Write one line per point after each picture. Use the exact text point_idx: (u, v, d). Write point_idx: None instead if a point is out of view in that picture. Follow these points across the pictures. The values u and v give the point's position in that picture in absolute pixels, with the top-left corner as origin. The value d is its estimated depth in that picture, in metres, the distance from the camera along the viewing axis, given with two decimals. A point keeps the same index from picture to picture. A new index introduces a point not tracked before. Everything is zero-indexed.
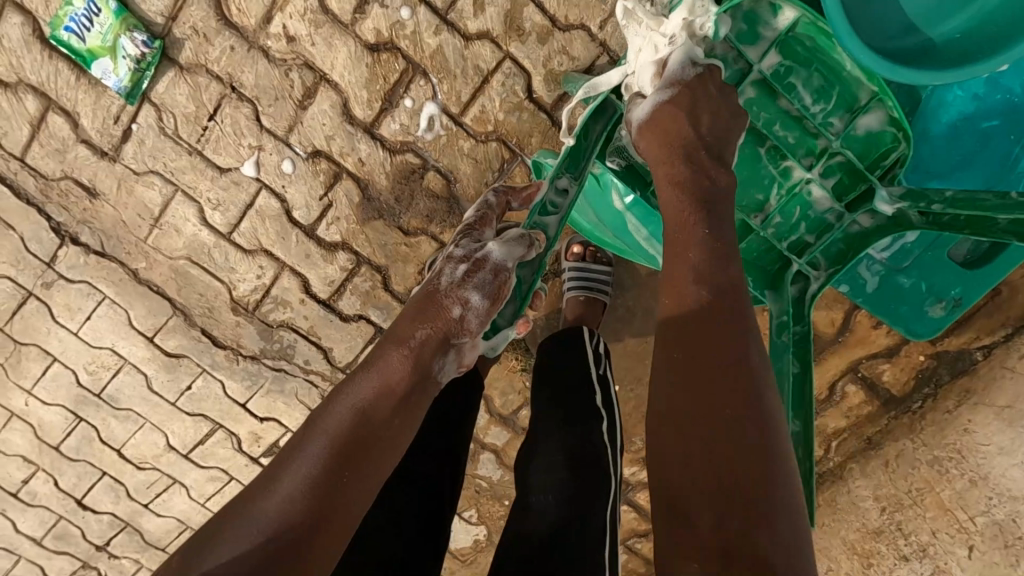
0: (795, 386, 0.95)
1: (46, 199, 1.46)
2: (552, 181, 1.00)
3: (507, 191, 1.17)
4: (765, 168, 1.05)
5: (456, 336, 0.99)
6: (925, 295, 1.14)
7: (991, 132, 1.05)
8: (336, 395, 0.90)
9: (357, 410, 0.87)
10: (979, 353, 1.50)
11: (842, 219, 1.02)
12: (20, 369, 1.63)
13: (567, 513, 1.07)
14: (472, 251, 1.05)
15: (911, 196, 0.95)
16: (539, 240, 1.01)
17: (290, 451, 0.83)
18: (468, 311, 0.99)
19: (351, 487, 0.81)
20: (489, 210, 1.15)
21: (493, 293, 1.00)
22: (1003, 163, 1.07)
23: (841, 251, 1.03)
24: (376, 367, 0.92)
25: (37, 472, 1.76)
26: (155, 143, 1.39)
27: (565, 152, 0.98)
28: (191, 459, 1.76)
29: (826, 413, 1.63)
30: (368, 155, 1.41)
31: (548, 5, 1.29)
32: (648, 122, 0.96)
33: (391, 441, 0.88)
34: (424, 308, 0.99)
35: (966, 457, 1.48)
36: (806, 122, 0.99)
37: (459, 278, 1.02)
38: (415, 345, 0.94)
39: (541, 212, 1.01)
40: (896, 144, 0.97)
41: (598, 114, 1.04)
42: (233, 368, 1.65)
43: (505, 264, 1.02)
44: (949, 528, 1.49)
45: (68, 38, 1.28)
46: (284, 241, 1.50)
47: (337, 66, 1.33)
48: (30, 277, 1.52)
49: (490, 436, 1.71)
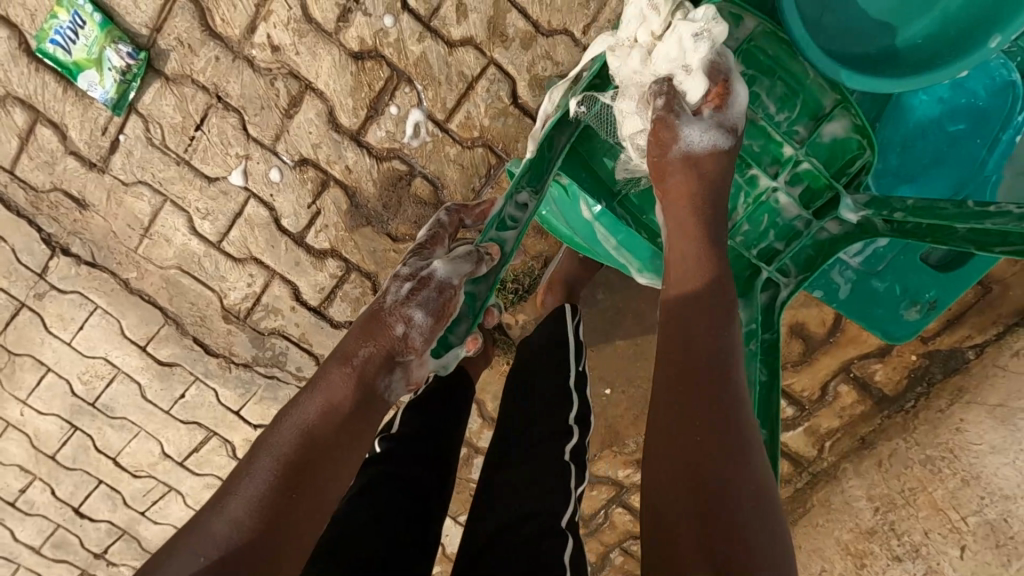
0: (762, 392, 0.95)
1: (36, 211, 1.47)
2: (510, 195, 0.97)
3: (460, 209, 1.15)
4: (732, 177, 1.05)
5: (401, 353, 0.95)
6: (899, 298, 1.14)
7: (959, 136, 1.05)
8: (281, 417, 0.88)
9: (303, 429, 0.85)
10: (971, 351, 1.50)
11: (810, 225, 1.01)
12: (15, 380, 1.64)
13: (541, 502, 1.00)
14: (418, 268, 1.02)
15: (875, 203, 0.95)
16: (492, 254, 0.98)
17: (237, 473, 0.82)
18: (411, 329, 0.95)
19: (303, 502, 0.80)
20: (441, 229, 1.12)
21: (438, 311, 0.97)
22: (974, 167, 1.06)
23: (810, 257, 1.02)
24: (321, 385, 0.91)
25: (34, 482, 1.76)
26: (143, 154, 1.40)
27: (526, 164, 0.96)
28: (186, 467, 1.76)
29: (819, 414, 1.62)
30: (355, 162, 1.41)
31: (531, 11, 1.29)
32: (691, 158, 0.96)
33: (342, 454, 0.87)
34: (369, 324, 0.97)
35: (958, 456, 1.48)
36: (770, 131, 1.00)
37: (403, 296, 0.98)
38: (360, 361, 0.93)
39: (499, 226, 0.98)
40: (861, 151, 0.96)
41: (564, 124, 1.01)
42: (226, 376, 1.65)
43: (450, 281, 0.99)
44: (942, 528, 1.49)
45: (54, 51, 1.29)
46: (274, 249, 1.50)
47: (322, 74, 1.34)
48: (22, 288, 1.53)
49: (483, 440, 1.72)
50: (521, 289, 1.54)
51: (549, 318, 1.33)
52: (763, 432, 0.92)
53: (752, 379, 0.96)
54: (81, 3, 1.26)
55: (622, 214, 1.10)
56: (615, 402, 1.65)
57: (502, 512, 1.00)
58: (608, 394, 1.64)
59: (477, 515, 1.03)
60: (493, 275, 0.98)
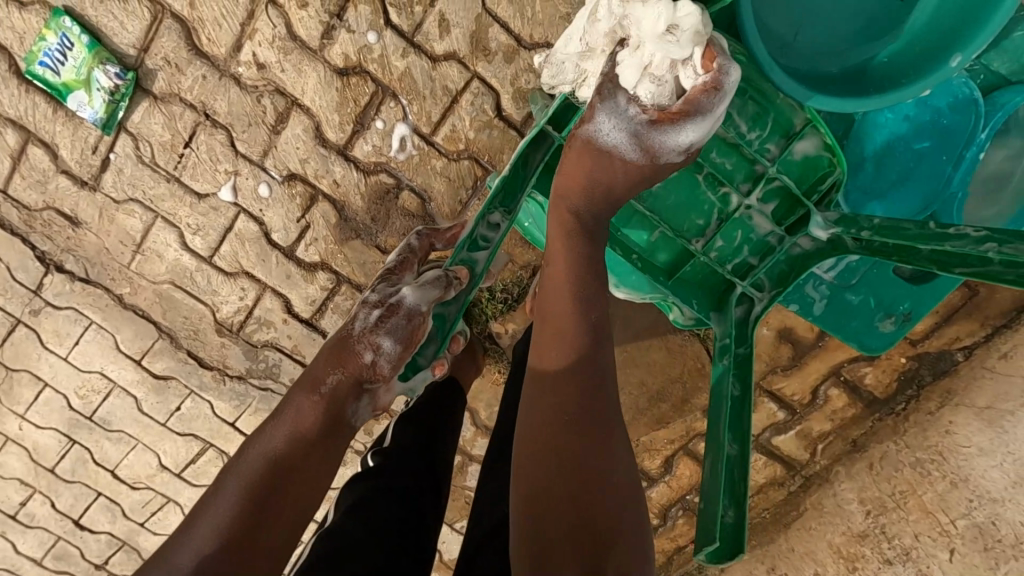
0: (734, 409, 0.97)
1: (30, 229, 1.49)
2: (483, 216, 0.97)
3: (431, 234, 1.22)
4: (705, 195, 1.06)
5: (369, 380, 1.01)
6: (874, 311, 1.14)
7: (924, 153, 1.06)
8: (250, 444, 0.92)
9: (271, 453, 0.89)
10: (959, 354, 1.50)
11: (782, 242, 1.03)
12: (13, 395, 1.66)
13: None
14: (387, 295, 1.09)
15: (844, 221, 0.96)
16: (461, 278, 1.02)
17: (207, 498, 0.85)
18: (379, 357, 1.02)
19: (270, 522, 0.82)
20: (410, 254, 1.20)
21: (405, 338, 1.03)
22: (939, 184, 1.07)
23: (783, 272, 1.05)
24: (288, 411, 0.95)
25: (34, 495, 1.78)
26: (134, 171, 1.42)
27: (498, 185, 0.95)
28: (184, 478, 1.78)
29: (810, 417, 1.62)
30: (343, 176, 1.43)
31: (512, 25, 1.31)
32: (592, 145, 0.92)
33: (311, 475, 0.90)
34: (338, 351, 1.02)
35: (947, 459, 1.49)
36: (742, 150, 1.01)
37: (372, 324, 1.04)
38: (328, 389, 0.97)
39: (471, 246, 0.99)
40: (831, 169, 0.98)
41: (537, 143, 1.02)
42: (221, 389, 1.67)
43: (419, 307, 1.04)
44: (931, 531, 1.50)
45: (44, 73, 1.31)
46: (265, 263, 1.51)
47: (308, 91, 1.35)
48: (18, 304, 1.55)
49: (477, 448, 1.73)
50: (511, 299, 1.55)
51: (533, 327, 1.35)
52: (734, 449, 0.94)
53: (725, 395, 0.99)
54: (69, 25, 1.27)
55: None
56: None
57: (495, 514, 1.03)
58: None
59: (472, 520, 1.06)
60: (460, 298, 1.04)
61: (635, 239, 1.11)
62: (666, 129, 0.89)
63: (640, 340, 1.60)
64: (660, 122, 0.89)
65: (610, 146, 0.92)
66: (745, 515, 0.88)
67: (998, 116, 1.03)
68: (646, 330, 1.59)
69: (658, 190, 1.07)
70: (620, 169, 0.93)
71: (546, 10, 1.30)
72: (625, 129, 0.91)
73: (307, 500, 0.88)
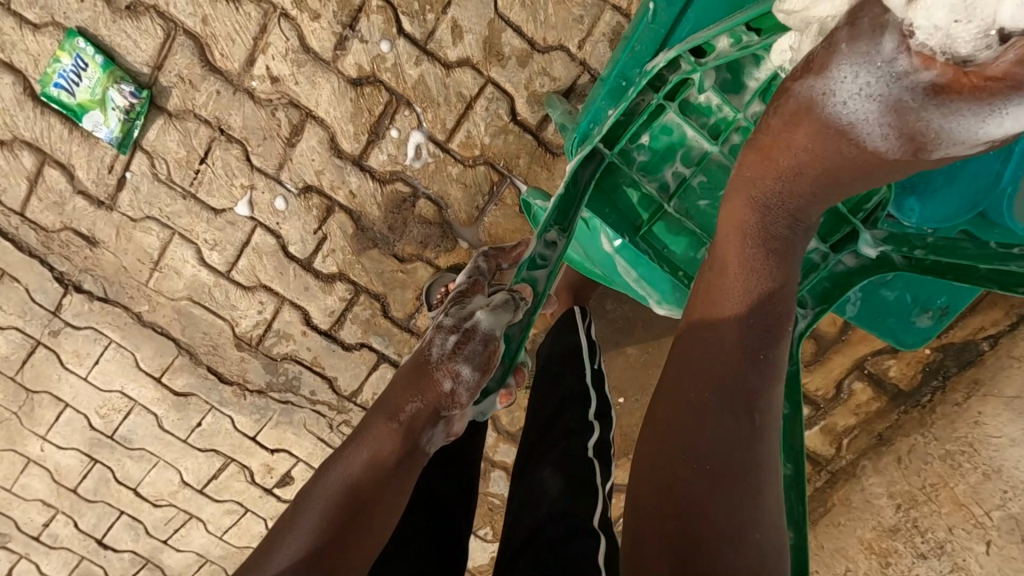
0: (786, 428, 0.92)
1: (47, 251, 1.49)
2: (539, 234, 0.96)
3: (496, 253, 1.15)
4: None
5: (446, 408, 0.94)
6: (910, 307, 1.13)
7: (970, 152, 1.00)
8: (329, 465, 0.90)
9: (347, 483, 0.86)
10: (985, 343, 1.47)
11: (827, 259, 0.98)
12: (34, 417, 1.66)
13: (557, 506, 0.99)
14: (460, 318, 0.98)
15: (893, 240, 0.95)
16: (525, 296, 0.97)
17: (284, 522, 0.85)
18: (459, 385, 0.94)
19: (341, 561, 0.79)
20: (481, 275, 1.11)
21: (483, 365, 0.94)
22: (988, 180, 1.00)
23: (827, 290, 1.00)
24: (366, 438, 0.91)
25: (56, 515, 1.78)
26: (150, 189, 1.42)
27: (555, 204, 0.94)
28: (206, 494, 1.77)
29: (835, 412, 1.62)
30: (359, 186, 1.42)
31: (525, 29, 1.30)
32: (816, 116, 0.76)
33: (380, 513, 0.85)
34: (416, 376, 0.95)
35: (978, 451, 1.47)
36: None
37: (449, 350, 0.95)
38: (405, 418, 0.92)
39: (530, 267, 0.97)
40: (876, 188, 0.96)
41: (588, 160, 0.98)
42: (242, 403, 1.67)
43: (494, 333, 0.95)
44: (965, 523, 1.48)
45: (59, 94, 1.31)
46: (282, 276, 1.51)
47: (322, 103, 1.35)
48: (37, 326, 1.55)
49: (499, 454, 1.72)
50: None
51: (553, 329, 1.33)
52: (788, 469, 0.91)
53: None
54: (82, 46, 1.27)
55: (645, 248, 1.04)
56: (630, 410, 1.66)
57: (530, 520, 1.00)
58: (621, 403, 1.66)
59: (506, 524, 1.04)
60: (525, 319, 0.97)
61: (678, 255, 1.05)
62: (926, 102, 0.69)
63: (662, 338, 1.59)
64: (945, 92, 0.67)
65: (847, 118, 0.74)
66: (806, 539, 0.86)
67: None
68: (668, 328, 1.58)
69: (705, 207, 1.03)
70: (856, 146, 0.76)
71: (560, 13, 1.29)
72: (877, 92, 0.71)
73: (372, 539, 0.84)
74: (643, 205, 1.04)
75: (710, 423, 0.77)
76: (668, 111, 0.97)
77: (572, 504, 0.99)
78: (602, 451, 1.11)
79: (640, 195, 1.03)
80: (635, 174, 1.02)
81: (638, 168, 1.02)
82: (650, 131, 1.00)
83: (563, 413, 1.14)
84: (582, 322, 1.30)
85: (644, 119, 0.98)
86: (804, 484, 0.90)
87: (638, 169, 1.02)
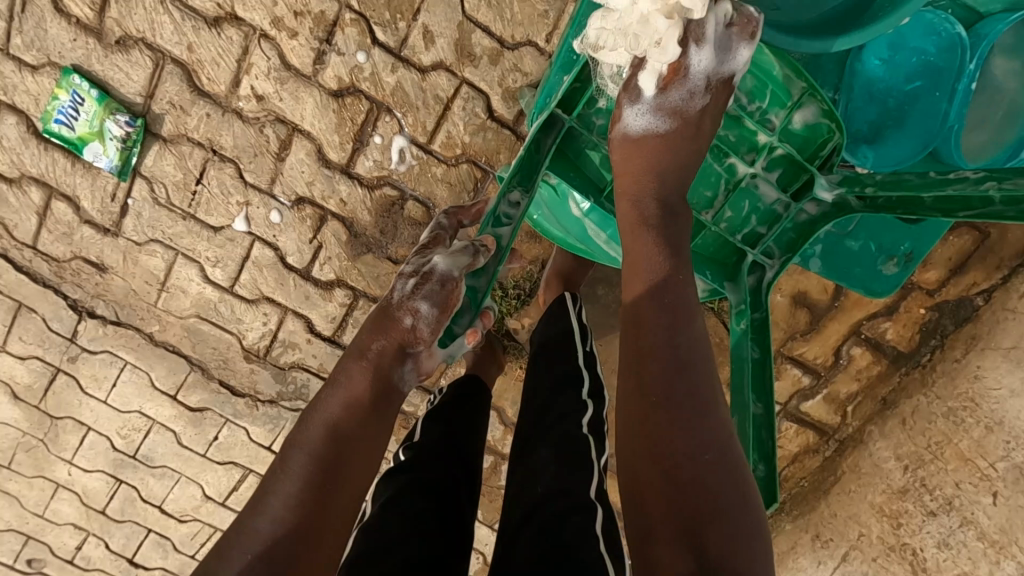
0: (755, 370, 0.99)
1: (60, 280, 1.56)
2: (503, 194, 0.97)
3: (457, 211, 1.18)
4: (712, 167, 1.08)
5: (411, 345, 0.98)
6: (876, 255, 1.16)
7: (918, 93, 1.08)
8: (309, 413, 0.92)
9: (329, 424, 0.89)
10: (979, 298, 1.48)
11: (789, 209, 1.04)
12: (59, 442, 1.73)
13: (560, 480, 1.01)
14: (420, 265, 1.04)
15: (847, 181, 0.99)
16: (488, 246, 0.98)
17: (273, 474, 0.85)
18: (419, 321, 0.98)
19: (337, 498, 0.83)
20: (442, 231, 1.15)
21: (442, 303, 0.98)
22: (937, 120, 1.07)
23: (792, 239, 1.06)
24: (339, 380, 0.94)
25: (88, 537, 1.85)
26: (152, 214, 1.48)
27: (515, 167, 0.95)
28: (227, 506, 1.82)
29: (836, 379, 1.59)
30: (349, 194, 1.48)
31: (493, 29, 1.35)
32: (627, 138, 0.98)
33: (368, 448, 0.89)
34: (380, 321, 1.00)
35: (980, 405, 1.49)
36: (744, 121, 1.05)
37: (409, 291, 1.00)
38: (374, 355, 0.96)
39: (495, 223, 0.98)
40: (830, 134, 1.00)
41: (546, 128, 1.00)
42: (255, 414, 1.71)
43: (452, 274, 0.99)
44: (972, 478, 1.50)
45: (60, 129, 1.39)
46: (283, 287, 1.57)
47: (307, 116, 1.41)
48: (56, 353, 1.63)
49: (507, 446, 1.75)
50: (519, 299, 1.59)
51: (545, 316, 1.38)
52: (759, 408, 0.96)
53: (744, 356, 1.00)
54: (78, 82, 1.35)
55: (611, 209, 1.09)
56: None
57: (531, 493, 1.03)
58: None
59: (508, 507, 1.07)
60: (488, 266, 0.98)
61: None
62: (676, 90, 0.97)
63: None
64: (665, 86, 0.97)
65: (642, 134, 0.98)
66: (775, 471, 0.91)
67: (984, 45, 1.03)
68: None
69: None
70: (661, 148, 0.97)
71: (525, 9, 1.34)
72: (649, 112, 0.98)
73: (367, 472, 0.88)
74: (606, 166, 1.09)
75: (678, 369, 0.81)
76: (623, 74, 1.02)
77: (569, 480, 1.01)
78: (597, 428, 1.14)
79: (602, 157, 1.08)
80: (595, 138, 1.06)
81: (598, 131, 1.06)
82: (605, 96, 1.04)
83: (556, 400, 1.18)
84: (572, 308, 1.35)
85: (597, 84, 1.00)
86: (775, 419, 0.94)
87: (598, 132, 1.06)
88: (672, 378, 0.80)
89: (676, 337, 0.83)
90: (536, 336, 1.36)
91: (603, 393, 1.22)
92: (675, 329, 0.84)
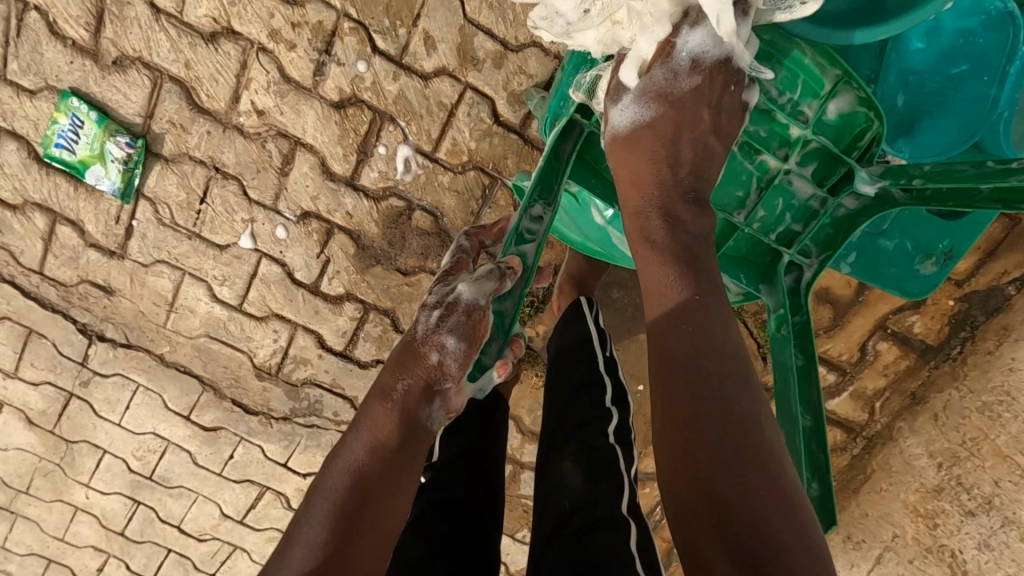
0: (801, 378, 0.95)
1: (69, 304, 1.54)
2: (525, 209, 0.97)
3: (477, 232, 1.14)
4: (742, 165, 1.03)
5: (438, 382, 0.94)
6: (913, 254, 1.12)
7: (964, 77, 1.03)
8: (332, 459, 0.88)
9: (355, 467, 0.85)
10: (1011, 287, 1.42)
11: (826, 204, 1.00)
12: (76, 466, 1.72)
13: (583, 495, 0.98)
14: (444, 294, 0.99)
15: (890, 174, 0.94)
16: (514, 268, 0.97)
17: (299, 518, 0.82)
18: (445, 356, 0.94)
19: (365, 537, 0.80)
20: (464, 254, 1.11)
21: (470, 335, 0.94)
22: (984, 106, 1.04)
23: (830, 236, 1.02)
24: (363, 421, 0.90)
25: (109, 559, 1.84)
26: (157, 234, 1.46)
27: (536, 178, 0.95)
28: (246, 524, 1.79)
29: (862, 376, 1.54)
30: (354, 207, 1.45)
31: (496, 31, 1.32)
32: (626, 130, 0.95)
33: (397, 487, 0.86)
34: (405, 357, 0.95)
35: (1017, 398, 1.42)
36: (775, 115, 0.97)
37: (434, 324, 0.95)
38: (400, 395, 0.91)
39: (518, 241, 0.99)
40: (869, 124, 0.93)
41: (566, 134, 1.00)
42: (269, 432, 1.69)
43: (478, 302, 0.96)
44: (1012, 475, 1.44)
45: (60, 154, 1.37)
46: (292, 302, 1.54)
47: (308, 129, 1.38)
48: (69, 378, 1.62)
49: (527, 455, 1.72)
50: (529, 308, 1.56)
51: (561, 321, 1.33)
52: (807, 421, 0.92)
53: (789, 365, 0.97)
54: (77, 105, 1.34)
55: None
56: None
57: (557, 508, 1.00)
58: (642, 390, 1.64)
59: (535, 517, 1.05)
60: (515, 290, 0.98)
61: None
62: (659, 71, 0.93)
63: None
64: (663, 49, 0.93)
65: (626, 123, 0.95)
66: (829, 487, 0.89)
67: None
68: None
69: None
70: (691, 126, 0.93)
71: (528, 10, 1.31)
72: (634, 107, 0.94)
73: (394, 513, 0.84)
74: None
75: (711, 358, 0.80)
76: None
77: (594, 494, 0.97)
78: (623, 438, 1.10)
79: None
80: None
81: None
82: None
83: (577, 412, 1.14)
84: (589, 312, 1.30)
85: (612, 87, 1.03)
86: (825, 433, 0.91)
87: None
88: (691, 391, 0.78)
89: (709, 323, 0.83)
90: (552, 342, 1.32)
91: (627, 400, 1.18)
92: (710, 324, 0.83)
